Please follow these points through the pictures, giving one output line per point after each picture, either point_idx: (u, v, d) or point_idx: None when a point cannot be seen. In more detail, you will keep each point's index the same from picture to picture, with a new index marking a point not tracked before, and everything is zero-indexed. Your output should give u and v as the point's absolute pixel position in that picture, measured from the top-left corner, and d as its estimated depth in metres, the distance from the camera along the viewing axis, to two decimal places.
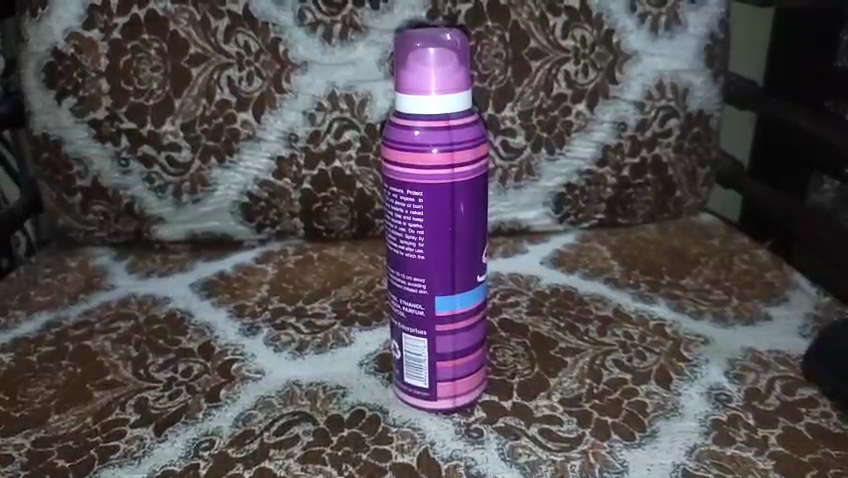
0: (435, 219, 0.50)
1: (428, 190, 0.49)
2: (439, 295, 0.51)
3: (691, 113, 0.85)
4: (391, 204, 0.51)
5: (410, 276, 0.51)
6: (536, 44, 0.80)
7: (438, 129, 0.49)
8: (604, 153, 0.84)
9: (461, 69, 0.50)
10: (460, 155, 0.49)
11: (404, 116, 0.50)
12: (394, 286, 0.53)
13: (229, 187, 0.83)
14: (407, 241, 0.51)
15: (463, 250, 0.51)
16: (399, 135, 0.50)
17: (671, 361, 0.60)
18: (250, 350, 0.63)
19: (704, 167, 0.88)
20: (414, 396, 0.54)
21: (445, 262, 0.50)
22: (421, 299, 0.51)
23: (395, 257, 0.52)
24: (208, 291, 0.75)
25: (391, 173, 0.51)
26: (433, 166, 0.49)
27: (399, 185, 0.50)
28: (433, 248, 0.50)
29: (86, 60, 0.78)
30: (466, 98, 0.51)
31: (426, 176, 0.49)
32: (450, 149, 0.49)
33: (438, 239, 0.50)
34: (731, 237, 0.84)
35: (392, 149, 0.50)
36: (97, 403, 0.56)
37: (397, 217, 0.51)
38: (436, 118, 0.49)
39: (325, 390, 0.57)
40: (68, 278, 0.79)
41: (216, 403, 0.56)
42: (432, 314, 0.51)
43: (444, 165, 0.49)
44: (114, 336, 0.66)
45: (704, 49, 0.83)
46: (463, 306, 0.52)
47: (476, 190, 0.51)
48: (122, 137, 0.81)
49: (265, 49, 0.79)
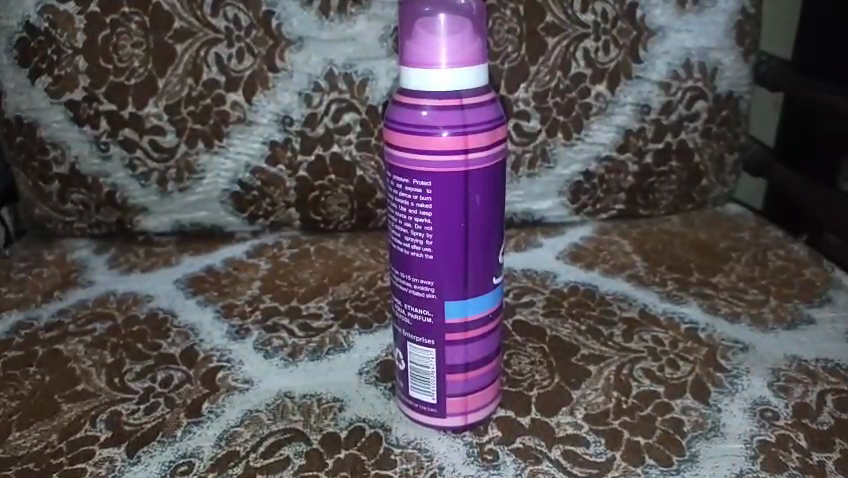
0: (445, 214, 0.43)
1: (438, 180, 0.43)
2: (450, 300, 0.45)
3: (720, 95, 0.78)
4: (395, 195, 0.45)
5: (416, 278, 0.45)
6: (552, 18, 0.73)
7: (449, 109, 0.43)
8: (626, 138, 0.77)
9: (476, 39, 0.43)
10: (475, 139, 0.43)
11: (409, 93, 0.44)
12: (398, 289, 0.46)
13: (218, 175, 0.76)
14: (413, 238, 0.44)
15: (477, 249, 0.44)
16: (405, 116, 0.43)
17: (707, 371, 0.53)
18: (237, 356, 0.57)
19: (732, 154, 0.81)
20: (420, 411, 0.48)
21: (456, 262, 0.44)
22: (428, 304, 0.45)
23: (399, 256, 0.45)
24: (194, 288, 0.69)
25: (394, 159, 0.44)
26: (443, 151, 0.42)
27: (404, 173, 0.44)
28: (442, 247, 0.44)
29: (60, 35, 0.72)
30: (481, 74, 0.44)
31: (436, 164, 0.43)
32: (463, 132, 0.42)
33: (449, 236, 0.43)
34: (762, 230, 0.78)
35: (396, 132, 0.44)
36: (64, 418, 0.50)
37: (401, 210, 0.44)
38: (447, 96, 0.43)
39: (320, 404, 0.51)
40: (44, 273, 0.73)
41: (197, 418, 0.50)
42: (442, 321, 0.45)
43: (456, 151, 0.42)
44: (88, 340, 0.60)
45: (735, 25, 0.76)
46: (476, 312, 0.45)
47: (493, 180, 0.44)
48: (101, 120, 0.74)
49: (256, 24, 0.72)
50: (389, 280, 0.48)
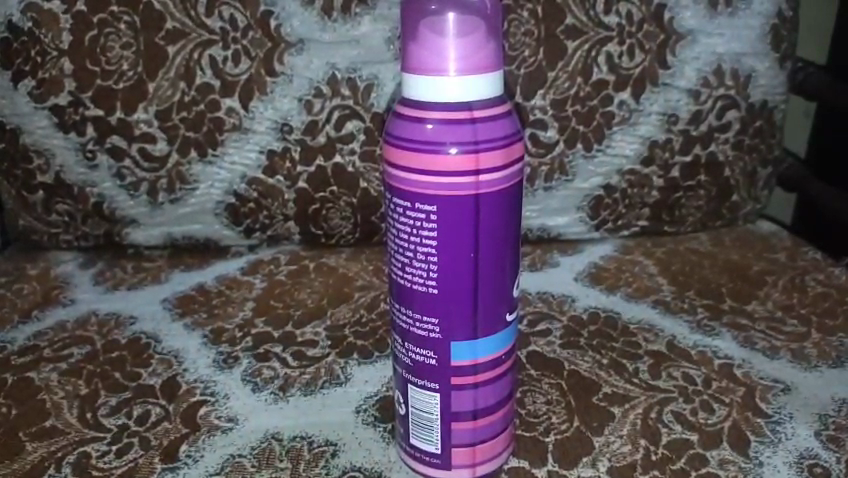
0: (452, 244, 0.38)
1: (444, 205, 0.37)
2: (457, 339, 0.39)
3: (753, 105, 0.72)
4: (395, 220, 0.39)
5: (418, 314, 0.40)
6: (573, 20, 0.68)
7: (458, 123, 0.37)
8: (651, 149, 0.72)
9: (490, 43, 0.38)
10: (487, 158, 0.37)
11: (414, 104, 0.38)
12: (398, 325, 0.41)
13: (211, 185, 0.71)
14: (415, 269, 0.39)
15: (488, 284, 0.39)
16: (407, 129, 0.38)
17: (745, 416, 0.48)
18: (222, 389, 0.52)
19: (766, 168, 0.75)
20: (422, 461, 0.42)
21: (465, 297, 0.39)
22: (432, 344, 0.40)
23: (400, 289, 0.40)
24: (182, 309, 0.64)
25: (394, 178, 0.39)
26: (451, 172, 0.37)
27: (406, 195, 0.38)
28: (448, 281, 0.38)
29: (45, 35, 0.67)
30: (493, 83, 0.38)
31: (443, 186, 0.37)
32: (474, 150, 0.37)
33: (456, 268, 0.38)
34: (799, 251, 0.72)
35: (397, 148, 0.38)
36: (26, 461, 0.46)
37: (401, 238, 0.39)
38: (455, 108, 0.37)
39: (311, 448, 0.46)
40: (24, 289, 0.68)
41: (173, 464, 0.45)
42: (448, 364, 0.40)
43: (466, 171, 0.37)
44: (63, 367, 0.55)
45: (771, 29, 0.70)
46: (487, 353, 0.40)
47: (507, 204, 0.39)
48: (88, 126, 0.69)
49: (253, 24, 0.67)
50: (389, 313, 0.43)
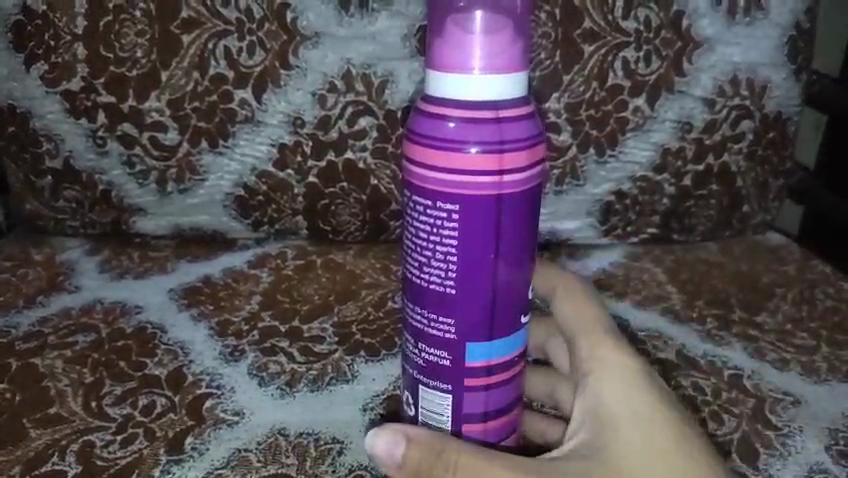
0: (471, 243, 0.37)
1: (466, 204, 0.37)
2: (472, 341, 0.39)
3: (768, 116, 0.71)
4: (413, 218, 0.39)
5: (433, 314, 0.39)
6: (591, 24, 0.67)
7: (483, 121, 0.37)
8: (664, 157, 0.71)
9: (516, 43, 0.38)
10: (511, 158, 0.37)
11: (437, 102, 0.38)
12: (411, 325, 0.41)
13: (221, 177, 0.71)
14: (432, 269, 0.38)
15: (505, 286, 0.39)
16: (430, 127, 0.37)
17: (755, 428, 0.49)
18: (227, 382, 0.52)
19: (778, 180, 0.74)
20: None
21: (482, 298, 0.38)
22: (447, 345, 0.39)
23: (415, 287, 0.40)
24: (187, 299, 0.63)
25: (414, 176, 0.38)
26: (474, 171, 0.37)
27: (427, 194, 0.38)
28: (466, 281, 0.38)
29: (59, 19, 0.66)
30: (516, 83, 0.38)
31: (465, 185, 0.37)
32: (499, 150, 0.37)
33: (475, 268, 0.38)
34: (807, 264, 0.72)
35: (419, 145, 0.38)
36: (29, 448, 0.46)
37: (420, 236, 0.39)
38: (479, 107, 0.37)
39: (318, 445, 0.47)
40: (29, 274, 0.67)
41: (179, 456, 0.46)
42: (462, 365, 0.39)
43: (490, 171, 0.37)
44: (68, 354, 0.55)
45: (788, 41, 0.70)
46: (501, 356, 0.40)
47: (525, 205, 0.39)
48: (99, 112, 0.69)
49: (270, 16, 0.66)
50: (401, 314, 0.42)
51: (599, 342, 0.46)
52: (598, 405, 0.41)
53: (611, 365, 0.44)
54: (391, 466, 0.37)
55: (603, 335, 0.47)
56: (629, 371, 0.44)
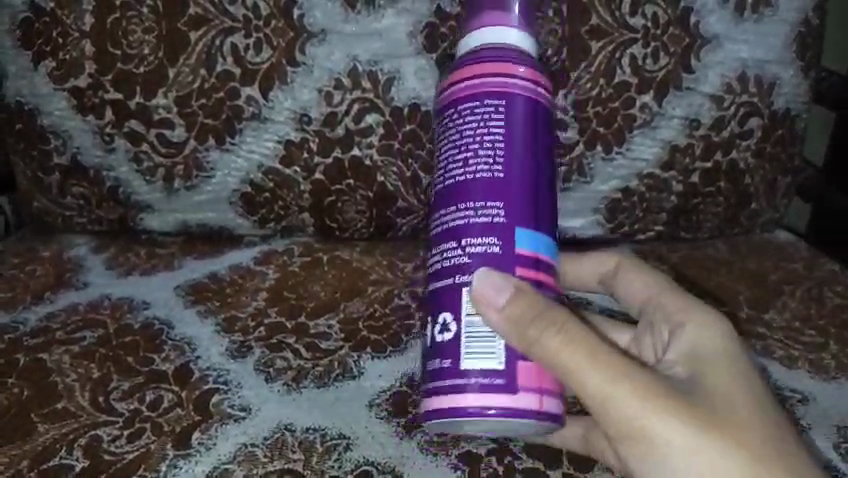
0: (518, 148, 0.45)
1: (517, 119, 0.45)
2: (522, 226, 0.44)
3: (776, 113, 0.71)
4: (463, 114, 0.45)
5: (484, 205, 0.44)
6: (598, 21, 0.67)
7: (536, 73, 0.46)
8: (671, 154, 0.71)
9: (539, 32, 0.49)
10: (550, 94, 0.46)
11: (490, 56, 0.45)
12: (457, 227, 0.44)
13: (228, 174, 0.71)
14: (479, 165, 0.44)
15: (545, 192, 0.45)
16: (489, 70, 0.45)
17: None
18: (234, 378, 0.54)
19: (786, 177, 0.74)
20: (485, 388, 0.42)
21: (526, 193, 0.45)
22: (498, 230, 0.44)
23: (461, 190, 0.45)
24: (193, 295, 0.63)
25: (466, 87, 0.45)
26: (524, 98, 0.45)
27: (481, 97, 0.45)
28: (512, 176, 0.44)
29: (67, 17, 0.66)
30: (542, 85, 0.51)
31: (516, 105, 0.45)
32: (543, 87, 0.46)
33: (520, 169, 0.45)
34: (815, 262, 0.72)
35: (475, 76, 0.45)
36: (38, 442, 0.49)
37: (469, 133, 0.45)
38: (531, 65, 0.46)
39: (324, 441, 0.49)
40: (36, 271, 0.68)
41: (186, 451, 0.49)
42: (514, 250, 0.44)
43: (534, 99, 0.46)
44: (74, 350, 0.56)
45: (796, 37, 0.70)
46: (545, 251, 0.45)
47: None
48: (106, 109, 0.69)
49: (276, 13, 0.66)
50: (437, 196, 0.46)
51: (709, 314, 0.47)
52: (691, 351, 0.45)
53: (718, 338, 0.46)
54: (489, 307, 0.42)
55: (708, 313, 0.48)
56: (737, 345, 0.46)
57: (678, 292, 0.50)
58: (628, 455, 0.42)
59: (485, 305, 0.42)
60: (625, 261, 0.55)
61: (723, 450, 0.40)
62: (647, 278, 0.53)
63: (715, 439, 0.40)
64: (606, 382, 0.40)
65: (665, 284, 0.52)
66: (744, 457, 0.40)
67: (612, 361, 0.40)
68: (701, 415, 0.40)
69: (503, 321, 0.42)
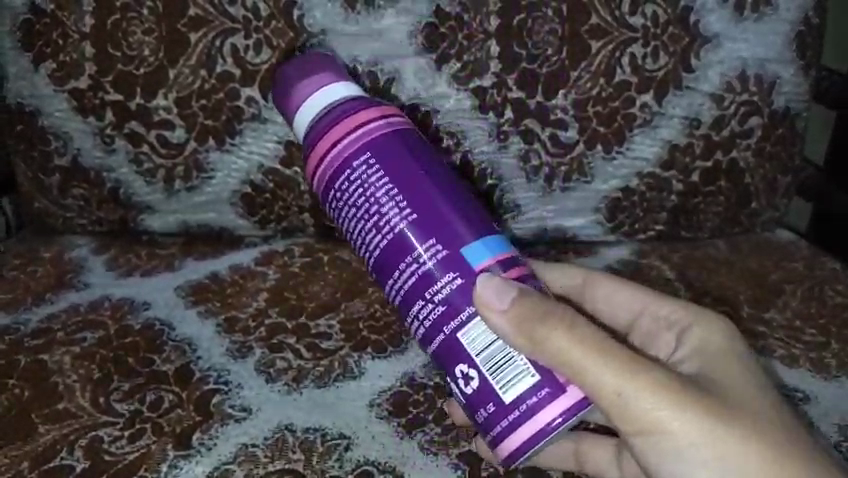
0: (412, 172, 0.43)
1: (398, 150, 0.44)
2: (464, 245, 0.42)
3: (776, 112, 0.71)
4: (348, 189, 0.44)
5: (419, 249, 0.42)
6: (598, 20, 0.67)
7: (350, 106, 0.45)
8: (672, 153, 0.71)
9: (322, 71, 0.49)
10: (386, 110, 0.45)
11: (332, 112, 0.45)
12: (406, 287, 0.42)
13: (229, 175, 0.71)
14: (387, 218, 0.43)
15: (464, 196, 0.44)
16: (327, 139, 0.44)
17: None
18: (235, 378, 0.54)
19: (786, 176, 0.74)
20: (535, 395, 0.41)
21: (448, 209, 0.42)
22: (446, 264, 0.41)
23: (391, 249, 0.42)
24: (194, 296, 0.63)
25: (334, 168, 0.44)
26: (377, 131, 0.44)
27: (355, 159, 0.43)
28: (422, 206, 0.42)
29: (67, 18, 0.66)
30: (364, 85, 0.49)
31: (383, 139, 0.44)
32: (373, 108, 0.45)
33: (429, 189, 0.43)
34: (816, 261, 0.72)
35: (328, 151, 0.44)
36: (38, 443, 0.49)
37: (362, 196, 0.43)
38: (347, 104, 0.46)
39: (325, 441, 0.49)
40: (37, 272, 0.68)
41: (187, 451, 0.49)
42: (473, 271, 0.41)
43: (384, 123, 0.44)
44: (75, 351, 0.56)
45: (796, 36, 0.69)
46: (501, 250, 0.42)
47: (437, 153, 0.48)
48: (107, 110, 0.69)
49: (276, 14, 0.66)
50: (379, 283, 0.44)
51: (711, 315, 0.48)
52: (702, 349, 0.46)
53: (723, 337, 0.46)
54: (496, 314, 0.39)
55: (711, 314, 0.48)
56: (741, 343, 0.46)
57: (669, 299, 0.51)
58: (645, 454, 0.40)
59: (490, 313, 0.39)
60: (592, 277, 0.55)
61: (743, 448, 0.39)
62: (625, 290, 0.53)
63: (733, 437, 0.39)
64: (622, 380, 0.38)
65: (646, 296, 0.52)
66: (763, 455, 0.39)
67: (629, 359, 0.38)
68: (718, 412, 0.39)
69: (506, 326, 0.39)
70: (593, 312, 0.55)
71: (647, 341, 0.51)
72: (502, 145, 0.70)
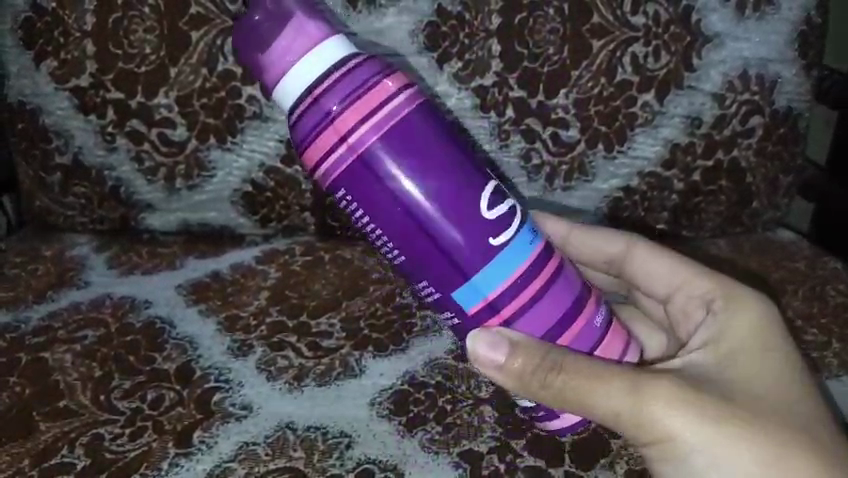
0: (388, 210, 0.42)
1: (368, 185, 0.42)
2: (454, 290, 0.43)
3: (777, 111, 0.71)
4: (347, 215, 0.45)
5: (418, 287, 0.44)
6: (599, 20, 0.67)
7: (308, 125, 0.41)
8: (673, 152, 0.71)
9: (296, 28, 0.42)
10: (344, 121, 0.41)
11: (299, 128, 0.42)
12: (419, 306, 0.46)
13: (230, 173, 0.71)
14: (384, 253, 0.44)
15: (448, 225, 0.42)
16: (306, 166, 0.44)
17: None
18: (236, 377, 0.54)
19: (788, 176, 0.74)
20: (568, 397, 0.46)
21: (433, 250, 0.42)
22: (443, 303, 0.44)
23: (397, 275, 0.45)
24: (195, 294, 0.63)
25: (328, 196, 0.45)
26: (343, 161, 0.42)
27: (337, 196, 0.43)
28: (406, 248, 0.43)
29: (68, 16, 0.66)
30: (333, 35, 0.42)
31: (351, 174, 0.42)
32: (330, 124, 0.41)
33: (407, 228, 0.42)
34: (817, 260, 0.71)
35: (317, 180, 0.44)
36: (39, 440, 0.49)
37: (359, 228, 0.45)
38: (307, 113, 0.41)
39: (326, 440, 0.49)
40: (38, 270, 0.68)
41: (187, 449, 0.49)
42: (467, 316, 0.44)
43: (348, 147, 0.41)
44: (77, 349, 0.56)
45: (798, 35, 0.69)
46: (495, 288, 0.43)
47: (428, 115, 0.43)
48: (108, 109, 0.69)
49: None
50: None
51: (743, 296, 0.50)
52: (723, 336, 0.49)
53: (745, 323, 0.49)
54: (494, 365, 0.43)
55: (745, 295, 0.50)
56: (765, 332, 0.48)
57: (705, 276, 0.53)
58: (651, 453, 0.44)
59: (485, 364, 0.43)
60: (635, 245, 0.57)
61: (743, 443, 0.42)
62: (665, 263, 0.56)
63: (735, 431, 0.43)
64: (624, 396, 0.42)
65: (685, 270, 0.55)
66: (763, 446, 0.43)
67: (631, 376, 0.42)
68: (723, 410, 0.43)
69: (503, 374, 0.44)
70: (634, 278, 0.58)
71: (681, 315, 0.55)
72: (503, 144, 0.70)
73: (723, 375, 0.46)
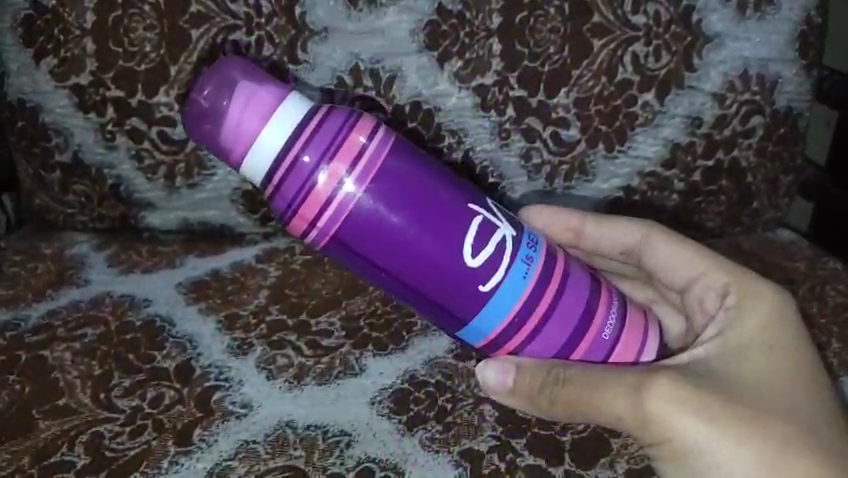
0: (379, 270, 0.47)
1: (354, 253, 0.46)
2: (458, 331, 0.48)
3: (778, 111, 0.71)
4: None
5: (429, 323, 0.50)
6: (600, 19, 0.67)
7: (280, 209, 0.46)
8: (673, 152, 0.71)
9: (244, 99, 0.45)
10: (309, 209, 0.45)
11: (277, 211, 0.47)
12: None
13: (230, 172, 0.71)
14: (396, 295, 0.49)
15: (435, 283, 0.46)
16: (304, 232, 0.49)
17: None
18: (236, 375, 0.54)
19: (788, 176, 0.74)
20: None
21: (430, 302, 0.47)
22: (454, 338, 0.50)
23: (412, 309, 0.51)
24: (195, 293, 0.63)
25: None
26: (322, 238, 0.46)
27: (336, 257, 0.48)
28: (408, 299, 0.48)
29: (68, 14, 0.66)
30: (285, 99, 0.46)
31: (336, 246, 0.46)
32: (295, 211, 0.45)
33: (401, 285, 0.47)
34: (817, 260, 0.72)
35: None
36: (39, 439, 0.49)
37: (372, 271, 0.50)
38: (277, 200, 0.46)
39: (326, 438, 0.49)
40: (38, 268, 0.68)
41: (187, 448, 0.49)
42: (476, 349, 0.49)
43: (320, 230, 0.46)
44: (77, 347, 0.56)
45: (799, 35, 0.69)
46: (492, 329, 0.48)
47: (400, 159, 0.46)
48: (108, 107, 0.69)
49: (278, 12, 0.66)
50: None
51: (755, 291, 0.51)
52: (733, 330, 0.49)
53: (755, 319, 0.49)
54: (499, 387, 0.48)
55: (759, 288, 0.51)
56: (773, 331, 0.49)
57: (723, 266, 0.53)
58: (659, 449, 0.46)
59: (496, 389, 0.48)
60: (651, 233, 0.57)
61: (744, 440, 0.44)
62: (684, 253, 0.55)
63: (736, 429, 0.44)
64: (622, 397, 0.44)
65: (701, 260, 0.55)
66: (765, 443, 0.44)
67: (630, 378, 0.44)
68: (725, 409, 0.44)
69: (513, 395, 0.48)
70: (650, 268, 0.58)
71: (696, 305, 0.55)
72: (503, 143, 0.70)
73: (730, 372, 0.47)
